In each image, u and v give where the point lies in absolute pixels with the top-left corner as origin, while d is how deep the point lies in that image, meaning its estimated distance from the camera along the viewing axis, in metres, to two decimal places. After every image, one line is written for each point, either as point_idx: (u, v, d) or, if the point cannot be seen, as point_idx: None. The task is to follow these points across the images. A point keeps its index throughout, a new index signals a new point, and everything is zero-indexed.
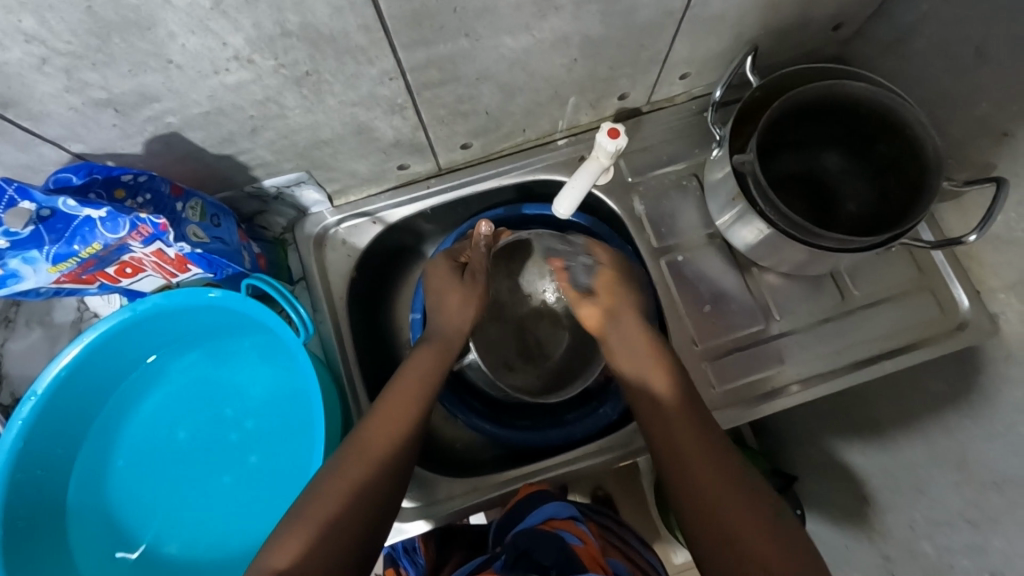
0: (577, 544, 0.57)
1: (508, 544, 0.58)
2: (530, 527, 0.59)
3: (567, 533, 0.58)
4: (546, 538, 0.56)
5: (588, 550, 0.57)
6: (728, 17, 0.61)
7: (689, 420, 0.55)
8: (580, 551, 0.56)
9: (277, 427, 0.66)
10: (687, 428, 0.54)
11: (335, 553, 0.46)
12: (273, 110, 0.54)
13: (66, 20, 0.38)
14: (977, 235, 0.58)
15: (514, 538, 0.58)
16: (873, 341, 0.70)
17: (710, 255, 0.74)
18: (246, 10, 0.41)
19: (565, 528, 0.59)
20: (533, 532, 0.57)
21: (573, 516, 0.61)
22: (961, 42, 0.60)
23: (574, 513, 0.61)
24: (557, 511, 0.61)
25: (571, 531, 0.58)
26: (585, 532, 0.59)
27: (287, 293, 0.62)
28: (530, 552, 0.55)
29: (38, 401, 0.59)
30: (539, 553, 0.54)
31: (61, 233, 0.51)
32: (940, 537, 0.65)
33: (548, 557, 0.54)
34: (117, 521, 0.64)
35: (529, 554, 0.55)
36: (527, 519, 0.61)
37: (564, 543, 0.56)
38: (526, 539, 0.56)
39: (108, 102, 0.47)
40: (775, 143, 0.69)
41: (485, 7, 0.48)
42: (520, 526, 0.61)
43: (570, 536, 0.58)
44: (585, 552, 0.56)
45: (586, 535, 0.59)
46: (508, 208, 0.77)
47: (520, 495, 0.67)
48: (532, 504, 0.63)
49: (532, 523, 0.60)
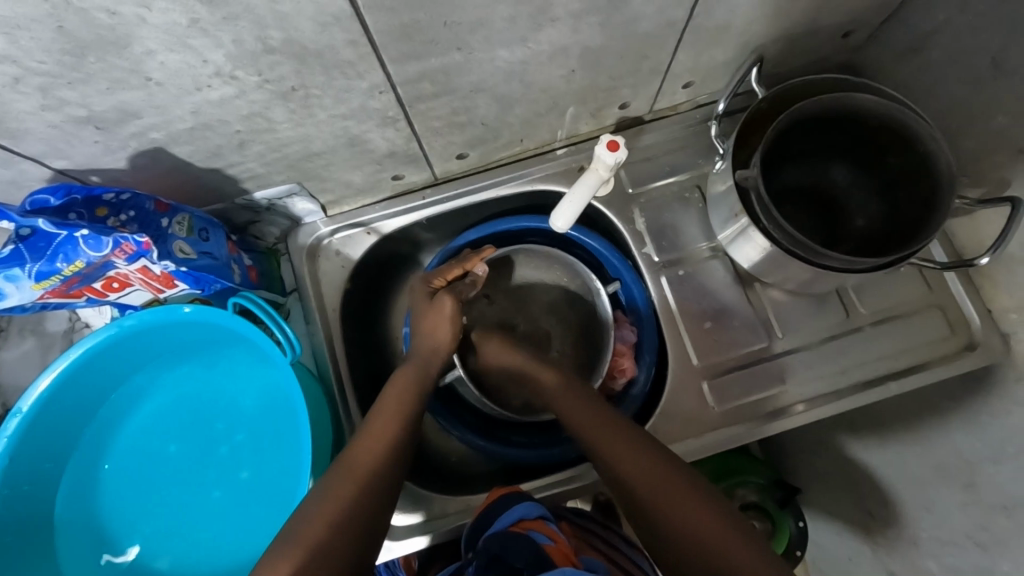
0: (548, 544, 0.52)
1: (478, 550, 0.53)
2: (500, 531, 0.54)
3: (538, 533, 0.53)
4: (518, 539, 0.51)
5: (560, 550, 0.52)
6: (733, 26, 0.59)
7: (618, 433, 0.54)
8: (552, 551, 0.51)
9: (267, 442, 0.65)
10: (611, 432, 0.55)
11: (337, 553, 0.45)
12: (261, 124, 0.52)
13: (39, 39, 0.37)
14: (989, 257, 0.55)
15: (486, 542, 0.53)
16: (880, 360, 0.68)
17: (713, 268, 0.72)
18: (226, 27, 0.40)
19: (536, 529, 0.54)
20: (504, 534, 0.52)
21: (544, 516, 0.56)
22: (977, 52, 0.57)
23: (544, 512, 0.56)
24: (527, 512, 0.56)
25: (542, 532, 0.54)
26: (557, 532, 0.54)
27: (271, 311, 0.60)
28: (502, 556, 0.50)
29: (23, 419, 0.59)
30: (510, 556, 0.50)
31: (42, 251, 0.50)
32: (947, 557, 0.65)
33: (520, 558, 0.49)
34: (106, 535, 0.63)
35: (501, 557, 0.50)
36: (497, 522, 0.56)
37: (534, 544, 0.51)
38: (498, 541, 0.52)
39: (89, 119, 0.46)
40: (782, 156, 0.67)
41: (478, 21, 0.46)
42: (489, 529, 0.56)
43: (541, 537, 0.53)
44: (557, 552, 0.51)
45: (558, 534, 0.54)
46: (479, 230, 0.75)
47: (489, 500, 0.60)
48: (508, 503, 0.58)
49: (504, 526, 0.55)
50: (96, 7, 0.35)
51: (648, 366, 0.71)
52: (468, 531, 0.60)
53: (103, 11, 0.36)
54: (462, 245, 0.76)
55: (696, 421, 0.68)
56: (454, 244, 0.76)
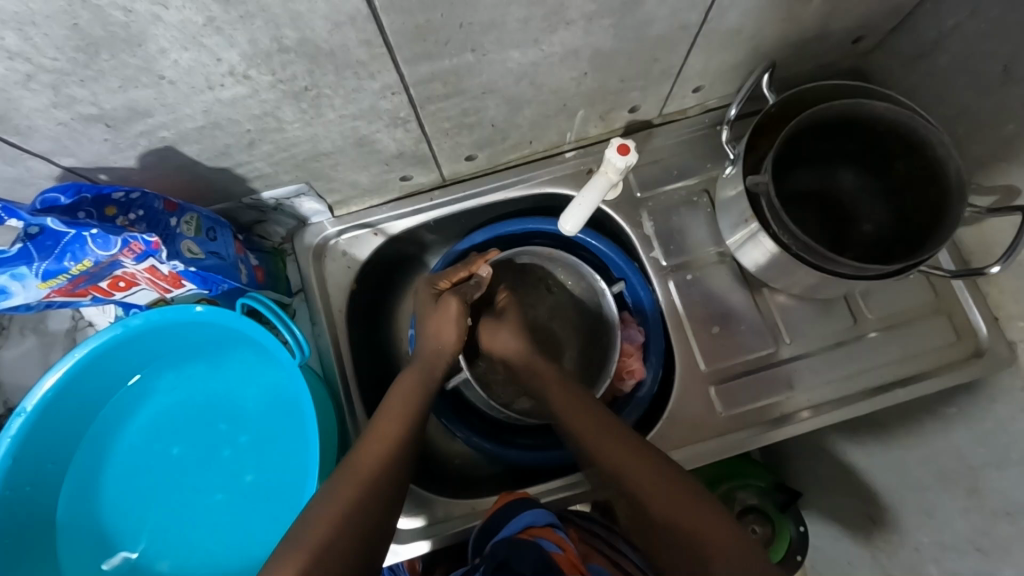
0: (556, 552, 0.51)
1: (486, 554, 0.52)
2: (507, 537, 0.53)
3: (546, 540, 0.52)
4: (526, 547, 0.50)
5: (568, 559, 0.51)
6: (744, 30, 0.58)
7: (609, 430, 0.54)
8: (560, 560, 0.50)
9: (271, 444, 0.65)
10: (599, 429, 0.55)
11: (352, 550, 0.46)
12: (270, 123, 0.52)
13: (51, 36, 0.36)
14: (1000, 265, 0.55)
15: (494, 548, 0.52)
16: (886, 367, 0.68)
17: (721, 273, 0.72)
18: (241, 26, 0.39)
19: (543, 536, 0.53)
20: (512, 543, 0.51)
21: (553, 523, 0.55)
22: (988, 59, 0.57)
23: (552, 520, 0.56)
24: (535, 519, 0.55)
25: (549, 539, 0.53)
26: (564, 540, 0.54)
27: (280, 313, 0.59)
28: (509, 562, 0.49)
29: (27, 418, 0.58)
30: (516, 561, 0.48)
31: (50, 250, 0.50)
32: (948, 561, 0.66)
33: (526, 564, 0.48)
34: (108, 537, 0.63)
35: (507, 563, 0.49)
36: (504, 530, 0.55)
37: (542, 550, 0.50)
38: (505, 549, 0.50)
39: (98, 117, 0.45)
40: (791, 160, 0.67)
41: (492, 22, 0.46)
42: (497, 536, 0.55)
43: (550, 544, 0.52)
44: (564, 560, 0.50)
45: (565, 542, 0.54)
46: (484, 232, 0.75)
47: (496, 504, 0.60)
48: (516, 509, 0.57)
49: (512, 531, 0.54)
50: (110, 4, 0.35)
51: (655, 367, 0.71)
52: (475, 536, 0.60)
53: (117, 8, 0.35)
54: (466, 248, 0.75)
55: (702, 427, 0.68)
56: (455, 249, 0.75)
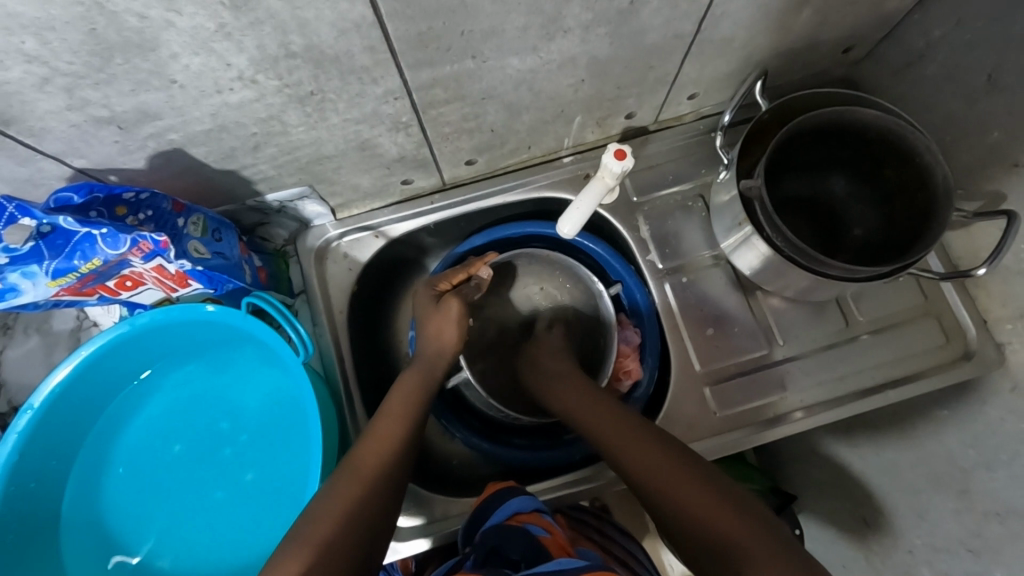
0: (544, 535, 0.52)
1: (476, 544, 0.53)
2: (497, 524, 0.54)
3: (534, 525, 0.54)
4: (514, 535, 0.51)
5: (556, 541, 0.53)
6: (738, 40, 0.60)
7: (624, 425, 0.56)
8: (548, 542, 0.51)
9: (272, 443, 0.66)
10: (612, 427, 0.56)
11: (351, 547, 0.46)
12: (276, 127, 0.53)
13: (67, 41, 0.38)
14: (987, 267, 0.57)
15: (483, 538, 0.53)
16: (877, 369, 0.70)
17: (715, 276, 0.73)
18: (250, 32, 0.41)
19: (532, 522, 0.54)
20: (501, 529, 0.53)
21: (540, 509, 0.57)
22: (973, 71, 0.59)
23: (540, 505, 0.57)
24: (523, 505, 0.56)
25: (538, 524, 0.54)
26: (552, 524, 0.55)
27: (285, 311, 0.60)
28: (500, 550, 0.50)
29: (34, 414, 0.59)
30: (507, 549, 0.50)
31: (61, 249, 0.51)
32: (940, 563, 0.64)
33: (516, 551, 0.50)
34: (110, 532, 0.63)
35: (498, 552, 0.50)
36: (491, 518, 0.56)
37: (530, 536, 0.52)
38: (495, 537, 0.52)
39: (110, 119, 0.47)
40: (784, 167, 0.68)
41: (492, 30, 0.48)
42: (485, 525, 0.56)
43: (537, 528, 0.53)
44: (552, 543, 0.52)
45: (553, 527, 0.55)
46: (483, 236, 0.76)
47: (484, 495, 0.61)
48: (501, 498, 0.58)
49: (500, 518, 0.55)
50: (125, 10, 0.36)
51: (651, 368, 0.72)
52: (465, 527, 0.60)
53: (132, 14, 0.37)
54: (464, 250, 0.77)
55: (697, 427, 0.69)
56: (454, 253, 0.77)
